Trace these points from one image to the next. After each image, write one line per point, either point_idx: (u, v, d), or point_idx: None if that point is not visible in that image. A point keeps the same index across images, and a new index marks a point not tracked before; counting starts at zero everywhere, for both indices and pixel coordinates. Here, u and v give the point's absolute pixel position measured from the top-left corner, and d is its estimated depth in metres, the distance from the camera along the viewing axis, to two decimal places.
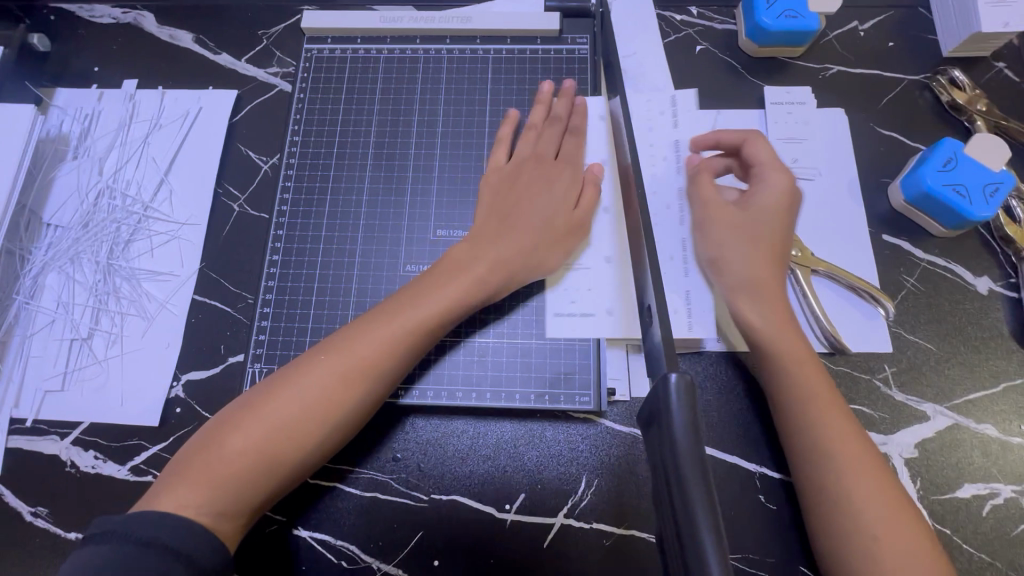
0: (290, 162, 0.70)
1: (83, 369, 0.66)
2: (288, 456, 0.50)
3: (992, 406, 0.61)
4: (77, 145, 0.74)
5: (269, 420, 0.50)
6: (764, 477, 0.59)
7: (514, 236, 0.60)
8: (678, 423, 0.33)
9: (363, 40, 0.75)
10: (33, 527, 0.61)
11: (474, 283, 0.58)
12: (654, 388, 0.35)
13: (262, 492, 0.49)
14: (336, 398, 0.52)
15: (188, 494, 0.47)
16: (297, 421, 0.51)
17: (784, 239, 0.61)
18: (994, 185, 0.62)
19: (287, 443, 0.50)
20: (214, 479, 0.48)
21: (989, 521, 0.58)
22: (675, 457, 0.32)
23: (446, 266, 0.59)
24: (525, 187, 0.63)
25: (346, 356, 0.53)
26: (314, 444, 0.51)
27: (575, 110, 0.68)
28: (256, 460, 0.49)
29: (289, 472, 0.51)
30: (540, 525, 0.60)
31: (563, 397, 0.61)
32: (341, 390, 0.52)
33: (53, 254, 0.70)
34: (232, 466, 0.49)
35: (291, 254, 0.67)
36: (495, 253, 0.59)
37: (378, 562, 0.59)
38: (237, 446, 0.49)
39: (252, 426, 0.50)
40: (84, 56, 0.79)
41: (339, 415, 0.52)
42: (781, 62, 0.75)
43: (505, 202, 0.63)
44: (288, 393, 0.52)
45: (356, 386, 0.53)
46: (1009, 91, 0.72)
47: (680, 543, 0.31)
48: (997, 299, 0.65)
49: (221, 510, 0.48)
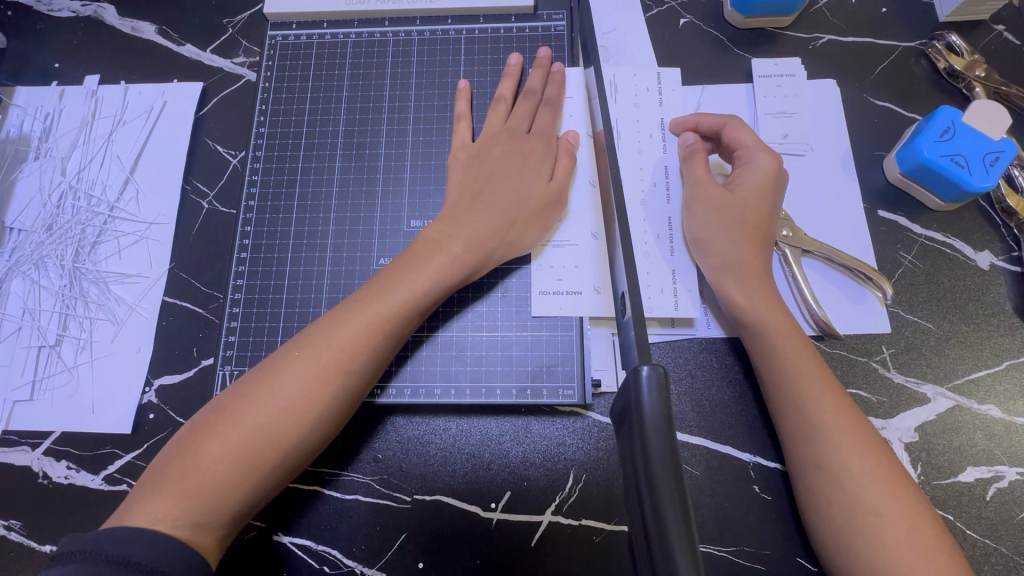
0: (257, 155, 0.67)
1: (52, 377, 0.64)
2: (268, 460, 0.48)
3: (995, 386, 0.59)
4: (38, 145, 0.71)
5: (244, 422, 0.48)
6: (758, 467, 0.57)
7: (487, 211, 0.58)
8: (648, 414, 0.31)
9: (329, 25, 0.72)
10: (6, 541, 0.59)
11: (448, 263, 0.55)
12: (625, 381, 0.33)
13: (243, 498, 0.48)
14: (313, 395, 0.49)
15: (165, 507, 0.46)
16: (275, 422, 0.48)
17: (771, 214, 0.59)
18: (994, 154, 0.59)
19: (266, 445, 0.48)
20: (191, 489, 0.46)
21: (993, 505, 0.55)
22: (644, 452, 0.30)
23: (420, 249, 0.56)
24: (498, 161, 0.61)
25: (320, 350, 0.51)
26: (295, 442, 0.49)
27: (551, 81, 0.66)
28: (233, 466, 0.47)
29: (271, 476, 0.48)
30: (527, 523, 0.58)
31: (546, 390, 0.59)
32: (318, 384, 0.50)
33: (17, 259, 0.67)
34: (209, 475, 0.47)
35: (260, 250, 0.64)
36: (469, 231, 0.57)
37: (361, 566, 0.57)
38: (213, 453, 0.47)
39: (227, 431, 0.48)
40: (44, 52, 0.76)
41: (319, 410, 0.50)
42: (769, 33, 0.71)
43: (478, 178, 0.60)
44: (263, 393, 0.49)
45: (334, 380, 0.50)
46: (1009, 56, 0.69)
47: (649, 549, 0.28)
48: (999, 274, 0.62)
49: (198, 522, 0.46)
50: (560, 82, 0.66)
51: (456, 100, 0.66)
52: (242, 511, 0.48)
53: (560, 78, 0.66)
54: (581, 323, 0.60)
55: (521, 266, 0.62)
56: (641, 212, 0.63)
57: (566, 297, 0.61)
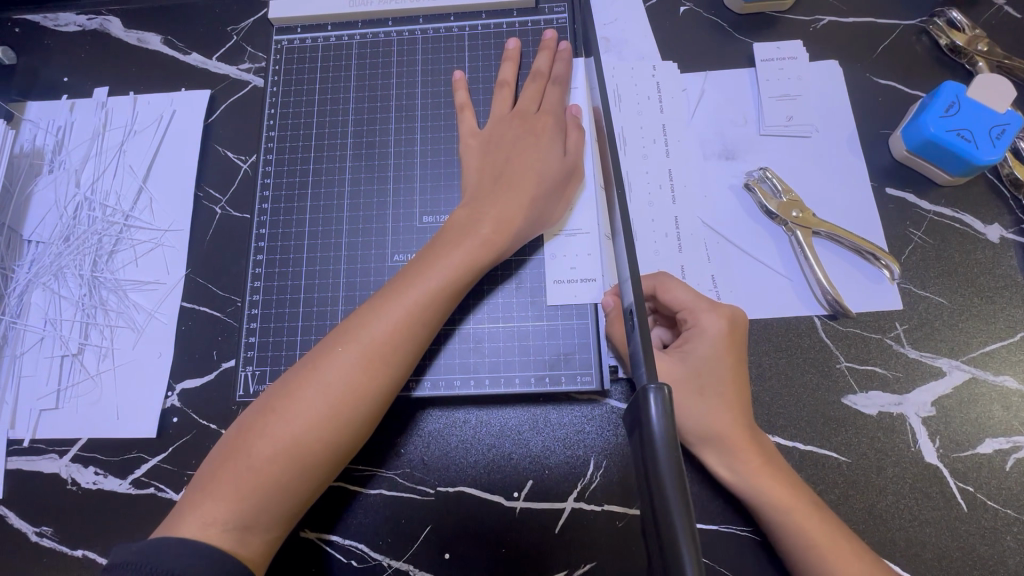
0: (269, 158, 0.68)
1: (76, 386, 0.65)
2: (317, 457, 0.49)
3: (1010, 357, 0.59)
4: (52, 159, 0.72)
5: (290, 419, 0.49)
6: (777, 446, 0.58)
7: (511, 193, 0.58)
8: (658, 437, 0.34)
9: (334, 27, 0.72)
10: (38, 548, 0.60)
11: (481, 252, 0.56)
12: (634, 395, 0.36)
13: (293, 496, 0.49)
14: (358, 389, 0.50)
15: (216, 510, 0.47)
16: (320, 419, 0.49)
17: None
18: (1001, 127, 0.59)
19: (313, 442, 0.49)
20: (242, 489, 0.47)
21: (1013, 475, 0.56)
22: (660, 492, 0.32)
23: (449, 237, 0.56)
24: (513, 144, 0.61)
25: (359, 343, 0.51)
26: (341, 438, 0.50)
27: (559, 60, 0.67)
28: (282, 464, 0.48)
29: (317, 471, 0.49)
30: (550, 511, 0.58)
31: (564, 378, 0.59)
32: (360, 378, 0.50)
33: (37, 271, 0.68)
34: (259, 475, 0.48)
35: (276, 253, 0.65)
36: (496, 212, 0.57)
37: (388, 559, 0.58)
38: (262, 453, 0.48)
39: (274, 431, 0.49)
40: (53, 67, 0.77)
41: (362, 401, 0.50)
42: (771, 17, 0.72)
43: (498, 161, 0.60)
44: (306, 388, 0.50)
45: (376, 372, 0.51)
46: (1011, 29, 0.69)
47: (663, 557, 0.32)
48: (1010, 246, 0.62)
49: (247, 525, 0.47)
50: (567, 60, 0.67)
51: (455, 91, 0.67)
52: (287, 513, 0.49)
53: (566, 56, 0.67)
54: (595, 310, 0.61)
55: (535, 256, 0.63)
56: (648, 213, 0.65)
57: (580, 284, 0.62)
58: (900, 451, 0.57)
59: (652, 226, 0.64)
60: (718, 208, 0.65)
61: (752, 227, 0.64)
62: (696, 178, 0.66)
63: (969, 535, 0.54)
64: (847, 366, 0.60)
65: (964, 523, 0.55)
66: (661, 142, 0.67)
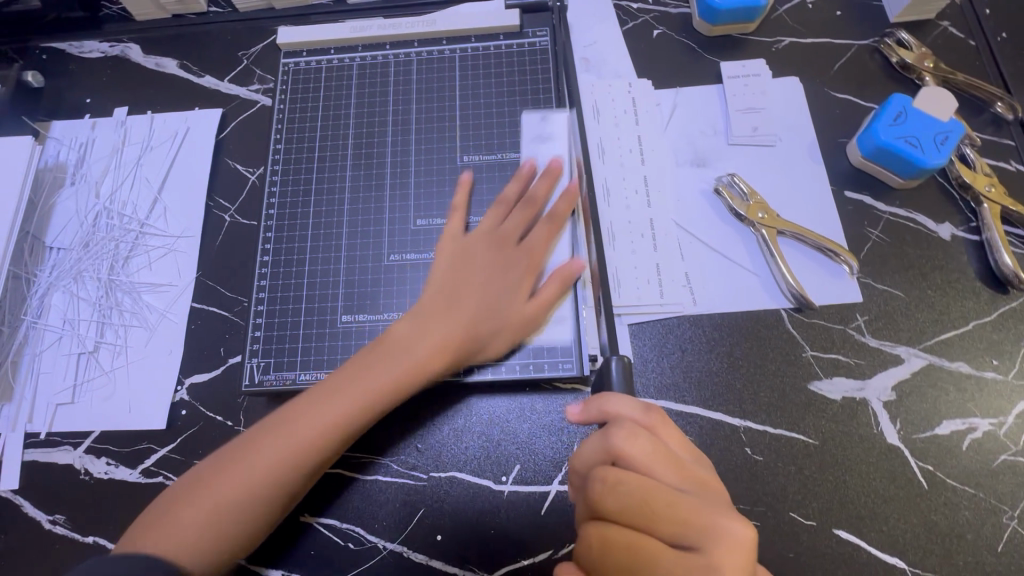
0: (275, 169, 0.74)
1: (91, 381, 0.69)
2: (276, 496, 0.54)
3: (964, 344, 0.63)
4: (74, 173, 0.78)
5: (258, 459, 0.54)
6: (748, 430, 0.61)
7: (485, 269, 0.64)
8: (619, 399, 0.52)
9: (336, 51, 0.79)
10: (51, 535, 0.63)
11: (451, 322, 0.61)
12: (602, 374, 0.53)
13: (247, 531, 0.54)
14: (323, 440, 0.55)
15: (179, 534, 0.52)
16: (286, 464, 0.54)
17: (665, 462, 0.47)
18: (944, 134, 0.65)
19: (274, 483, 0.54)
20: (205, 519, 0.52)
21: (970, 454, 0.59)
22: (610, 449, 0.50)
23: (427, 303, 0.62)
24: (495, 219, 0.67)
25: (335, 396, 0.57)
26: (299, 483, 0.55)
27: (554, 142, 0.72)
28: (242, 501, 0.53)
29: (273, 509, 0.55)
30: (537, 494, 0.62)
31: (547, 365, 0.63)
32: (325, 430, 0.56)
33: (57, 275, 0.73)
34: (222, 507, 0.53)
35: (280, 255, 0.70)
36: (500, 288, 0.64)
37: (384, 541, 0.61)
38: (228, 488, 0.53)
39: (242, 469, 0.54)
40: (77, 89, 0.83)
41: (323, 451, 0.56)
42: (736, 39, 0.78)
43: (505, 237, 0.66)
44: (277, 433, 0.55)
45: (341, 427, 0.56)
46: (955, 47, 0.76)
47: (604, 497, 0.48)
48: (960, 243, 0.67)
49: (201, 551, 0.52)
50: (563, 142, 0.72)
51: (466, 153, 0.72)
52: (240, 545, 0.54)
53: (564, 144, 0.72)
54: (576, 304, 0.65)
55: None
56: (625, 216, 0.70)
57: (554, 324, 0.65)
58: (863, 432, 0.61)
59: (629, 227, 0.69)
60: (690, 211, 0.70)
61: (721, 228, 0.69)
62: (669, 183, 0.71)
63: (930, 510, 0.58)
64: (813, 354, 0.64)
65: (925, 500, 0.58)
66: (637, 152, 0.73)
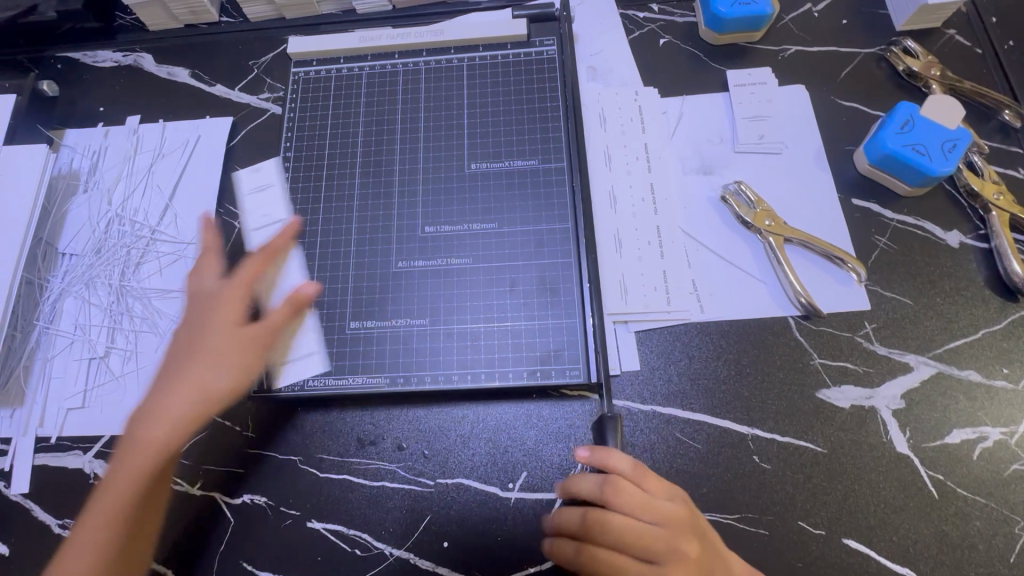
0: (284, 176, 0.75)
1: (102, 386, 0.70)
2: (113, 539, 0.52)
3: (973, 352, 0.63)
4: (86, 180, 0.79)
5: (113, 497, 0.53)
6: (756, 438, 0.61)
7: (224, 322, 0.61)
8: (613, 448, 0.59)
9: (346, 60, 0.80)
10: (61, 538, 0.64)
11: (218, 367, 0.59)
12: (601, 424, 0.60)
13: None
14: (134, 475, 0.54)
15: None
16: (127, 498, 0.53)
17: (645, 506, 0.55)
18: (951, 142, 0.65)
19: (109, 523, 0.52)
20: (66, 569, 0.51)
21: (980, 463, 0.59)
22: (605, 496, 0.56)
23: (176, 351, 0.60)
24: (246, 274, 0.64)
25: (152, 430, 0.56)
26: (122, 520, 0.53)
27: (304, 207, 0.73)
28: (96, 546, 0.52)
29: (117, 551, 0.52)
30: (544, 501, 0.62)
31: (555, 372, 0.64)
32: (135, 466, 0.54)
33: (69, 281, 0.74)
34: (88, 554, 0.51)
35: (290, 261, 0.71)
36: (224, 373, 0.58)
37: (391, 548, 0.61)
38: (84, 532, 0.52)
39: (99, 512, 0.53)
40: (91, 97, 0.85)
41: (143, 481, 0.54)
42: (742, 47, 0.79)
43: (206, 295, 0.63)
44: (118, 466, 0.54)
45: (151, 459, 0.54)
46: (961, 55, 0.76)
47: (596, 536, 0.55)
48: (969, 250, 0.67)
49: None
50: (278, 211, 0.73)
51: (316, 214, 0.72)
52: None
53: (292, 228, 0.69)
54: (583, 311, 0.65)
55: (526, 263, 0.68)
56: (632, 223, 0.70)
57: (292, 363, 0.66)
58: (873, 440, 0.60)
59: (635, 234, 0.70)
60: (697, 218, 0.70)
61: (728, 235, 0.69)
62: (676, 190, 0.72)
63: (940, 520, 0.57)
64: (821, 362, 0.64)
65: (935, 509, 0.58)
66: (644, 159, 0.73)
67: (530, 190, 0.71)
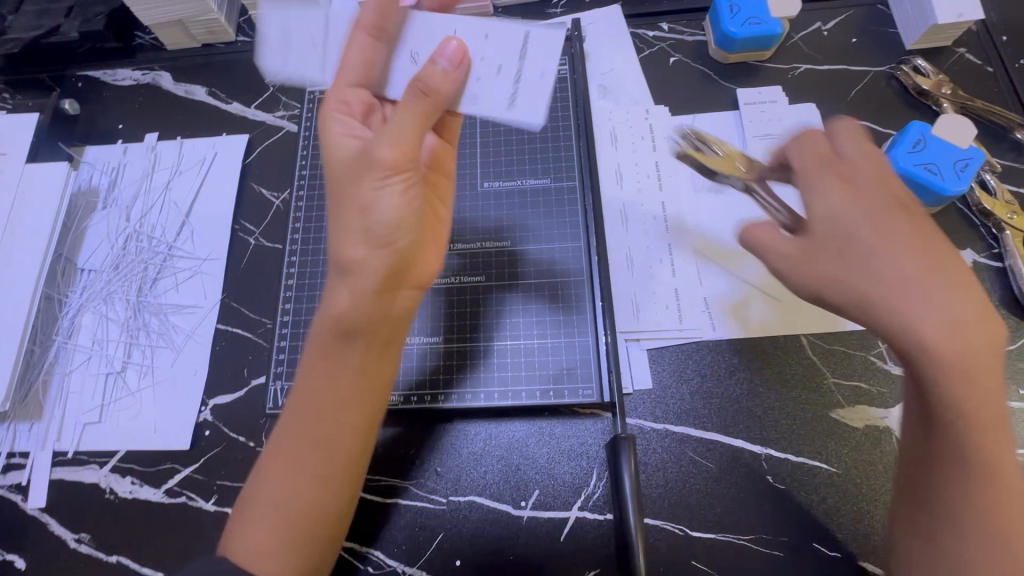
0: (299, 194, 0.76)
1: (118, 401, 0.71)
2: (315, 504, 0.53)
3: None
4: (106, 196, 0.81)
5: (290, 465, 0.53)
6: (770, 458, 0.61)
7: (352, 211, 0.52)
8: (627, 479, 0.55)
9: None
10: (76, 553, 0.64)
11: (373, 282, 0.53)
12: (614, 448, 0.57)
13: (314, 540, 0.53)
14: (309, 448, 0.53)
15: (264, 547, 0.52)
16: (299, 465, 0.53)
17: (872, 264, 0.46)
18: (964, 161, 0.65)
19: (306, 486, 0.53)
20: (283, 528, 0.52)
21: None
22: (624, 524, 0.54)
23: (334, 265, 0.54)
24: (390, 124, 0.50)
25: (305, 399, 0.54)
26: (335, 486, 0.54)
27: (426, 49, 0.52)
28: (306, 500, 0.53)
29: (328, 507, 0.54)
30: (556, 520, 0.62)
31: (567, 391, 0.64)
32: (306, 426, 0.54)
33: (88, 296, 0.75)
34: (304, 510, 0.52)
35: (304, 278, 0.72)
36: (388, 194, 0.52)
37: (403, 566, 0.61)
38: (271, 500, 0.53)
39: (280, 473, 0.53)
40: (110, 115, 0.86)
41: (337, 447, 0.54)
42: (752, 66, 0.79)
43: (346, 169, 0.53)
44: (285, 436, 0.54)
45: (321, 425, 0.54)
46: (971, 75, 0.76)
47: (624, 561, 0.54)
48: (982, 269, 0.67)
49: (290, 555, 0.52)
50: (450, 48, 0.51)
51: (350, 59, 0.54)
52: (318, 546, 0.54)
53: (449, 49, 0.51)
54: (596, 329, 0.66)
55: (539, 280, 0.68)
56: (643, 240, 0.71)
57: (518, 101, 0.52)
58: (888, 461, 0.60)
59: (647, 252, 0.70)
60: (709, 235, 0.71)
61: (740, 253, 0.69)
62: (687, 208, 0.72)
63: None
64: (834, 382, 0.63)
65: None
66: (655, 177, 0.74)
67: (542, 208, 0.72)
